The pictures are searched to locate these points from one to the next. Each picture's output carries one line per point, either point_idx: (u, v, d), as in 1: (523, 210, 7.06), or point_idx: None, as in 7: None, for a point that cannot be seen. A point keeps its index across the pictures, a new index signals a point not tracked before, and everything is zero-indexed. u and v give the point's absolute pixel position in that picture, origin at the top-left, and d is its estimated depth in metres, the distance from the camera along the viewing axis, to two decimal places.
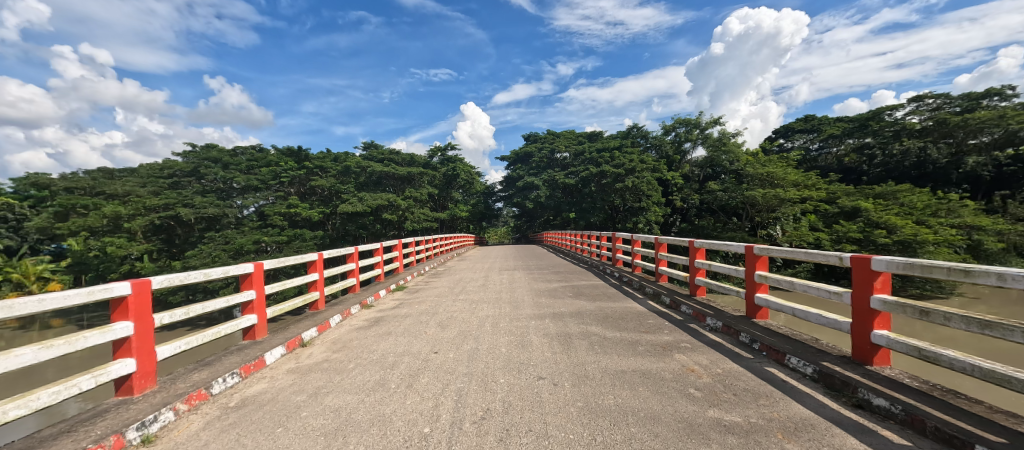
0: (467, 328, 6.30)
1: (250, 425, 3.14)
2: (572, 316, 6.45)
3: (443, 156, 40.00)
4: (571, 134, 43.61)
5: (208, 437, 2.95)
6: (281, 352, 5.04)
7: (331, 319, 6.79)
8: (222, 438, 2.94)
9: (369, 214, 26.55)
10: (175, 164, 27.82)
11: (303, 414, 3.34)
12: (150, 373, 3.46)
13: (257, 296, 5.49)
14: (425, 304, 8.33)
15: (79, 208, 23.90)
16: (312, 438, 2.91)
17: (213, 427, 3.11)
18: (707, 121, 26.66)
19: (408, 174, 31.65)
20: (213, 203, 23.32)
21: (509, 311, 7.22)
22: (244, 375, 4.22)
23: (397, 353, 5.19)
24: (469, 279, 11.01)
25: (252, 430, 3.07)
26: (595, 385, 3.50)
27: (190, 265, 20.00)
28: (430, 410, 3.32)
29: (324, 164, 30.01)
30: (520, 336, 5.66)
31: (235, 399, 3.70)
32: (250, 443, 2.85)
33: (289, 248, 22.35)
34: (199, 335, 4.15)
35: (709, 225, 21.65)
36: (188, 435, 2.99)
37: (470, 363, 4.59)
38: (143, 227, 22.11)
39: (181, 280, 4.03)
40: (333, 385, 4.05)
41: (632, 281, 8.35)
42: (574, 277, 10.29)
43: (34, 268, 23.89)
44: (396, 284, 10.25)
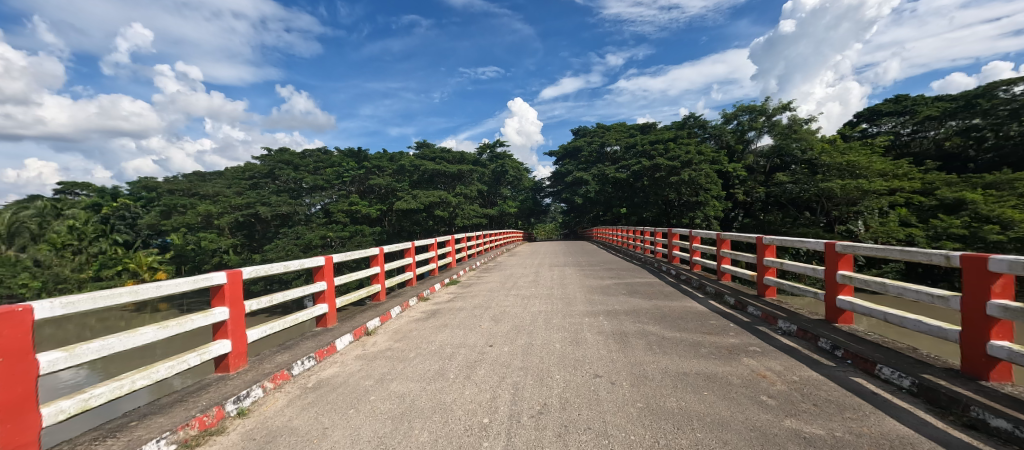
0: (520, 323, 6.37)
1: (326, 405, 3.39)
2: (627, 315, 6.28)
3: (492, 153, 40.44)
4: (622, 126, 42.20)
5: (291, 413, 3.23)
6: (349, 339, 5.37)
7: (392, 310, 7.14)
8: (304, 415, 3.20)
9: (422, 210, 27.40)
10: (254, 167, 30.53)
11: (372, 398, 3.55)
12: (242, 353, 3.83)
13: (328, 287, 5.88)
14: (478, 298, 8.52)
15: (180, 208, 27.07)
16: (380, 421, 3.08)
17: (295, 405, 3.39)
18: (775, 106, 24.70)
19: (458, 171, 32.52)
20: (286, 202, 25.35)
21: (561, 307, 7.20)
22: (318, 358, 4.56)
23: (454, 344, 5.36)
24: (519, 274, 11.05)
25: (325, 410, 3.29)
26: (656, 386, 3.41)
27: (268, 258, 22.11)
28: (488, 401, 3.39)
29: (381, 164, 31.09)
30: (574, 333, 5.60)
31: (312, 380, 4.01)
32: (327, 422, 3.08)
33: (351, 242, 23.84)
34: (281, 322, 4.52)
35: (777, 220, 20.23)
36: (274, 411, 3.28)
37: (525, 358, 4.63)
38: (230, 224, 24.55)
39: (266, 270, 4.43)
40: (397, 372, 4.27)
41: (691, 278, 8.02)
42: (628, 274, 10.03)
43: (146, 260, 27.30)
44: (450, 278, 10.57)
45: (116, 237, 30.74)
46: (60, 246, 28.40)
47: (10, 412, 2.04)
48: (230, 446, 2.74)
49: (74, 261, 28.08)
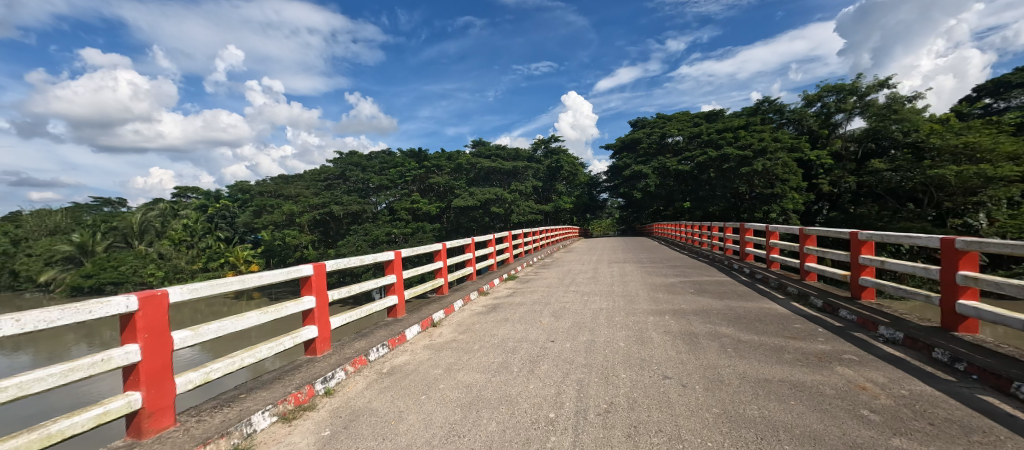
0: (581, 319, 6.31)
1: (400, 390, 3.62)
2: (696, 315, 5.98)
3: (546, 148, 39.83)
4: (686, 115, 39.99)
5: (370, 395, 3.50)
6: (417, 330, 5.66)
7: (455, 303, 7.39)
8: (382, 397, 3.46)
9: (479, 207, 27.91)
10: (328, 169, 32.92)
11: (441, 386, 3.71)
12: (327, 338, 4.23)
13: (398, 279, 6.21)
14: (538, 294, 8.55)
15: (268, 208, 29.97)
16: (450, 408, 3.22)
17: (373, 388, 3.66)
18: (869, 85, 22.08)
19: (514, 168, 32.70)
20: (356, 201, 27.22)
21: (623, 305, 7.03)
22: (391, 346, 4.84)
23: (516, 338, 5.42)
24: (577, 270, 10.91)
25: (400, 395, 3.51)
26: (734, 392, 3.21)
27: (341, 253, 23.86)
28: (553, 396, 3.41)
29: (439, 163, 32.09)
30: (638, 332, 5.45)
31: (387, 365, 4.30)
32: (403, 406, 3.29)
33: (414, 239, 24.99)
34: (358, 311, 4.86)
35: (871, 213, 18.18)
36: (356, 392, 3.59)
37: (589, 355, 4.58)
38: (309, 221, 26.74)
39: (344, 264, 4.80)
40: (463, 363, 4.43)
41: (769, 278, 7.43)
42: (695, 272, 9.52)
43: (242, 253, 30.50)
44: (508, 273, 10.71)
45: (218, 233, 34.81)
46: (178, 241, 32.72)
47: (152, 379, 2.51)
48: (320, 422, 3.03)
49: (188, 253, 32.15)
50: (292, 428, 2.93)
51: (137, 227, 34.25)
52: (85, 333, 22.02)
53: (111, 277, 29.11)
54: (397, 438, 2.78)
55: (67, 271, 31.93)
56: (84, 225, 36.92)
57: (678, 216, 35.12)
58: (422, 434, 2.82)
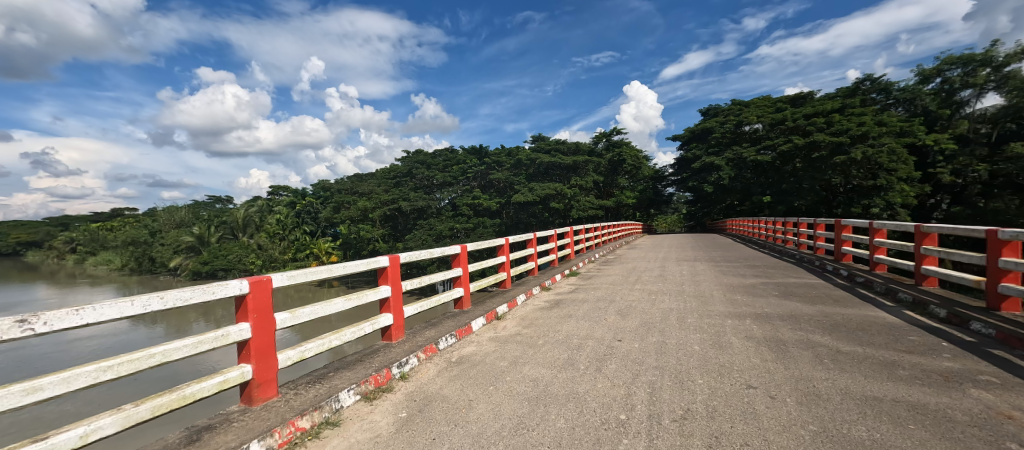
0: (650, 319, 6.06)
1: (469, 379, 3.93)
2: (783, 320, 5.48)
3: (608, 141, 38.40)
4: (766, 100, 36.71)
5: (441, 383, 3.86)
6: (482, 322, 5.85)
7: (518, 298, 7.46)
8: (452, 385, 3.80)
9: (538, 203, 27.78)
10: (397, 168, 34.78)
11: (508, 379, 3.92)
12: (400, 327, 4.72)
13: (464, 273, 6.39)
14: (601, 291, 8.37)
15: (345, 204, 32.33)
16: (518, 401, 3.38)
17: (444, 376, 4.04)
18: (1008, 53, 18.76)
19: (574, 162, 30.95)
20: (422, 197, 28.69)
21: (696, 306, 6.63)
22: (458, 336, 5.18)
23: (582, 335, 5.33)
24: (642, 268, 10.46)
25: (469, 384, 3.80)
26: (834, 409, 2.90)
27: (409, 246, 25.27)
28: (623, 398, 3.35)
29: (500, 159, 32.39)
30: (714, 335, 5.12)
31: (455, 355, 4.66)
32: (472, 394, 3.57)
33: (475, 234, 25.61)
34: (428, 301, 5.14)
35: (1005, 208, 15.68)
36: (427, 379, 3.98)
37: (660, 357, 4.39)
38: (381, 216, 28.47)
39: (416, 255, 5.12)
40: (528, 357, 4.55)
41: (873, 282, 6.61)
42: (779, 273, 8.74)
43: (323, 245, 33.16)
44: (570, 269, 10.56)
45: (303, 227, 38.20)
46: (272, 234, 36.44)
47: (259, 354, 2.93)
48: (397, 405, 3.39)
49: (281, 245, 35.69)
50: (373, 406, 3.36)
51: (241, 221, 38.66)
52: (203, 311, 25.51)
53: (222, 265, 33.31)
54: (468, 426, 2.98)
55: (189, 259, 37.05)
56: (201, 220, 42.50)
57: (755, 211, 32.56)
58: (492, 424, 2.98)
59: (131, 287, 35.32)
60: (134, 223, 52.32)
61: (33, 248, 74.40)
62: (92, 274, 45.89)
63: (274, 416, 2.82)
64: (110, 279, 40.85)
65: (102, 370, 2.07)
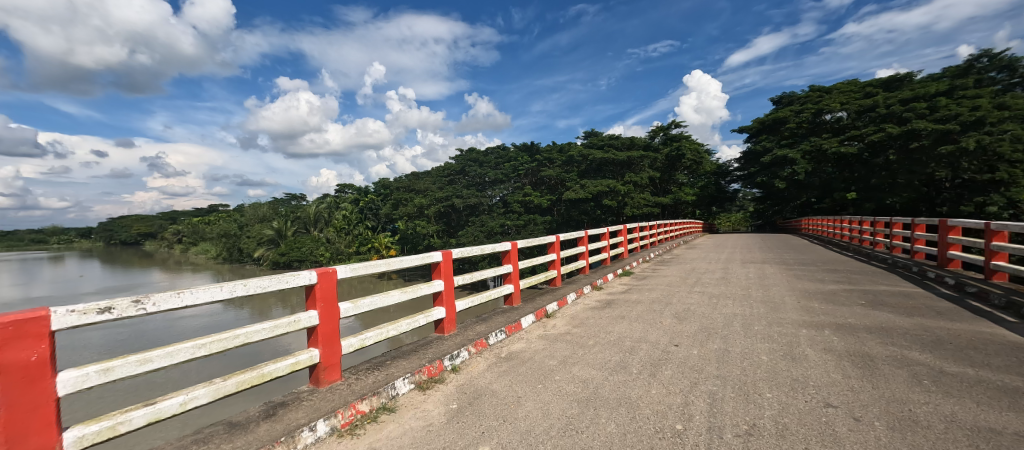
0: (710, 325, 5.61)
1: (519, 376, 3.85)
2: (870, 333, 4.85)
3: (665, 135, 36.63)
4: (852, 84, 33.25)
5: (491, 377, 3.84)
6: (532, 319, 5.72)
7: (568, 296, 7.23)
8: (501, 380, 3.76)
9: (590, 200, 27.09)
10: (450, 166, 35.59)
11: (557, 378, 3.78)
12: (451, 320, 4.73)
13: (514, 270, 6.26)
14: (656, 292, 7.92)
15: (402, 201, 33.61)
16: (567, 402, 3.26)
17: (493, 371, 4.00)
18: None
19: (628, 158, 30.02)
20: (474, 194, 29.15)
21: (766, 312, 6.06)
22: (508, 332, 5.08)
23: (635, 338, 5.03)
24: (703, 269, 9.81)
25: (518, 381, 3.73)
26: (938, 439, 2.44)
27: (462, 242, 25.84)
28: (680, 406, 3.09)
29: (551, 156, 31.84)
30: (787, 346, 4.63)
31: (505, 351, 4.58)
32: (521, 392, 3.51)
33: (525, 230, 25.52)
34: (479, 296, 5.08)
35: None
36: (477, 373, 3.97)
37: (722, 366, 4.00)
38: (435, 213, 29.34)
39: (467, 251, 5.06)
40: (578, 357, 4.35)
41: (988, 293, 5.66)
42: (864, 279, 7.79)
43: (383, 240, 34.72)
44: (623, 269, 10.14)
45: (366, 222, 40.24)
46: (339, 229, 38.82)
47: (325, 340, 3.24)
48: (448, 396, 3.47)
49: (346, 238, 37.91)
50: (426, 396, 3.47)
51: (312, 216, 41.60)
52: (281, 297, 27.80)
53: (296, 257, 36.11)
54: (516, 423, 2.96)
55: (269, 250, 40.62)
56: (279, 215, 46.27)
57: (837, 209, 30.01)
58: (541, 423, 2.93)
59: (223, 274, 39.38)
60: (226, 218, 58.27)
61: (148, 238, 85.36)
62: (193, 261, 51.82)
63: (338, 399, 3.09)
64: (206, 266, 45.85)
65: (198, 347, 2.40)
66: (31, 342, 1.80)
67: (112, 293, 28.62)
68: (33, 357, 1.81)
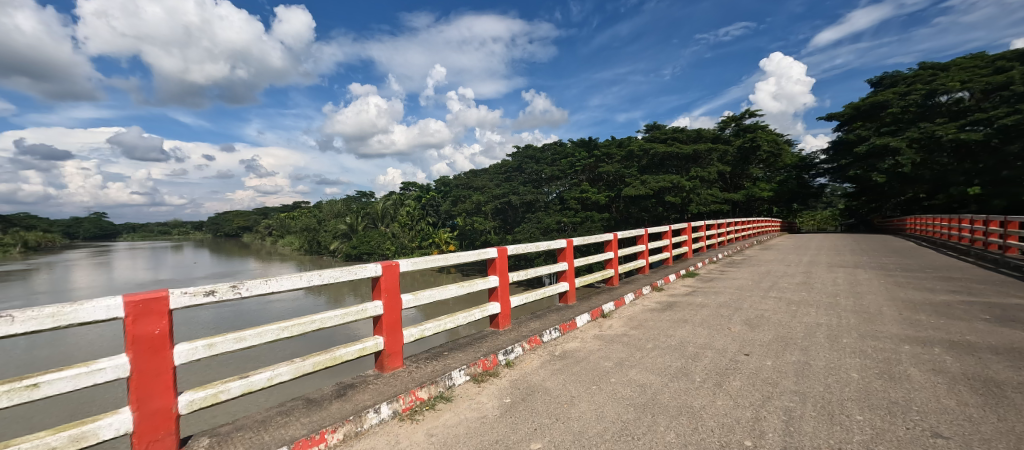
0: (789, 335, 4.99)
1: (573, 375, 3.63)
2: (998, 354, 4.03)
3: (737, 127, 34.04)
4: (976, 59, 28.76)
5: (544, 374, 3.66)
6: (587, 318, 5.44)
7: (626, 296, 6.84)
8: (555, 379, 3.56)
9: (651, 197, 25.62)
10: (507, 163, 35.72)
11: (613, 380, 3.50)
12: (507, 316, 4.61)
13: (569, 267, 6.01)
14: (725, 296, 7.27)
15: (461, 198, 34.34)
16: (622, 406, 3.02)
17: (547, 368, 3.81)
18: None
19: (694, 152, 28.35)
20: (530, 191, 28.97)
21: (859, 324, 5.29)
22: (562, 330, 4.86)
23: (699, 344, 4.59)
24: (780, 272, 8.87)
25: (573, 380, 3.52)
26: None
27: (518, 239, 25.95)
28: (749, 421, 2.73)
29: (610, 151, 29.94)
30: (886, 363, 3.97)
31: (559, 349, 4.35)
32: (575, 391, 3.29)
33: (582, 228, 24.93)
34: (535, 293, 4.89)
35: None
36: (531, 369, 3.80)
37: (801, 380, 3.50)
38: (492, 210, 29.68)
39: (523, 247, 4.91)
40: (636, 360, 4.03)
41: None
42: (991, 290, 6.58)
43: (442, 236, 35.64)
44: (687, 270, 9.48)
45: (428, 218, 41.62)
46: (404, 224, 40.46)
47: (388, 328, 3.39)
48: (503, 389, 3.37)
49: (409, 233, 39.51)
50: (481, 389, 3.39)
51: (379, 212, 43.83)
52: (353, 285, 29.60)
53: (365, 249, 38.32)
54: (570, 423, 2.78)
55: (342, 243, 43.56)
56: (351, 211, 49.27)
57: (956, 206, 26.42)
58: (595, 425, 2.73)
59: (303, 264, 42.86)
60: (306, 214, 63.24)
61: (243, 230, 94.95)
62: (279, 252, 56.92)
63: (400, 385, 3.16)
64: (290, 257, 50.20)
65: (280, 330, 2.82)
66: (154, 319, 2.22)
67: (214, 277, 32.20)
68: (157, 332, 2.23)
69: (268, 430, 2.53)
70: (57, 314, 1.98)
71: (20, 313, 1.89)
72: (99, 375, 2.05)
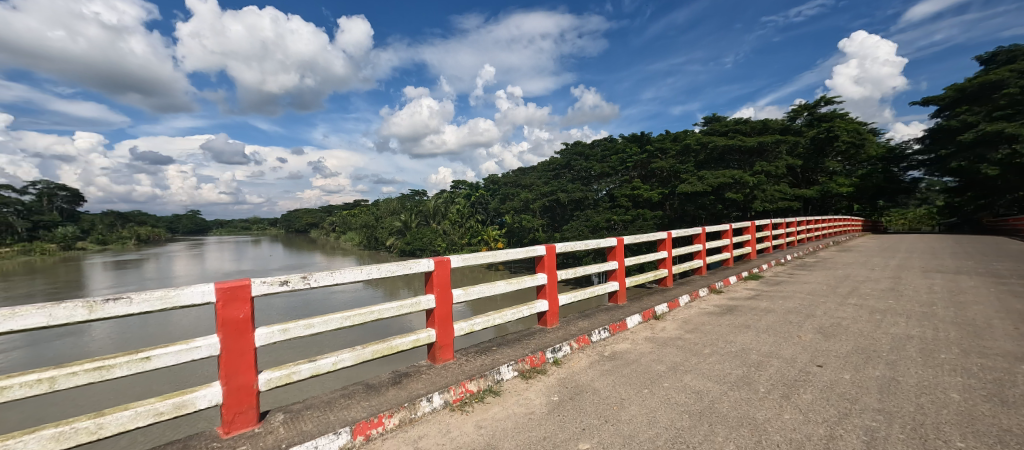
0: (872, 347, 4.41)
1: (623, 377, 3.40)
2: None
3: (809, 116, 31.31)
4: None
5: (592, 375, 3.46)
6: (638, 319, 5.15)
7: (680, 298, 6.43)
8: (604, 379, 3.35)
9: (709, 193, 24.17)
10: (556, 160, 35.26)
11: (666, 385, 3.24)
12: (554, 313, 4.44)
13: (620, 266, 5.73)
14: (794, 301, 6.62)
15: (511, 196, 34.48)
16: (676, 412, 2.78)
17: (595, 368, 3.60)
18: None
19: (759, 144, 26.36)
20: (579, 188, 28.35)
21: (963, 339, 4.56)
22: (612, 331, 4.61)
23: (764, 352, 4.17)
24: (860, 277, 7.96)
25: (623, 382, 3.30)
26: None
27: (566, 237, 25.69)
28: (822, 440, 2.41)
29: (664, 146, 28.58)
30: (998, 384, 3.36)
31: (608, 350, 4.12)
32: (625, 394, 3.06)
33: (633, 226, 24.16)
34: (583, 292, 4.67)
35: None
36: (579, 368, 3.61)
37: (887, 398, 3.04)
38: (540, 208, 29.56)
39: (572, 245, 4.72)
40: (692, 365, 3.71)
41: None
42: None
43: (491, 233, 35.96)
44: (750, 272, 8.78)
45: (478, 215, 42.06)
46: (454, 221, 41.08)
47: (440, 321, 3.37)
48: (551, 387, 3.22)
49: (460, 230, 40.30)
50: (529, 385, 3.25)
51: (431, 210, 45.03)
52: (407, 280, 30.70)
53: (418, 246, 39.62)
54: (620, 426, 2.61)
55: (397, 239, 45.35)
56: (405, 208, 51.07)
57: None
58: (647, 431, 2.54)
59: (362, 258, 45.18)
60: (365, 211, 66.46)
61: (310, 226, 101.69)
62: (340, 247, 60.38)
63: (451, 376, 3.12)
64: (350, 251, 53.09)
65: (343, 318, 2.99)
66: (239, 304, 2.48)
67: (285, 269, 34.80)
68: (241, 316, 2.49)
69: (333, 410, 2.64)
70: (166, 297, 2.32)
71: (137, 295, 2.24)
72: (196, 352, 2.35)
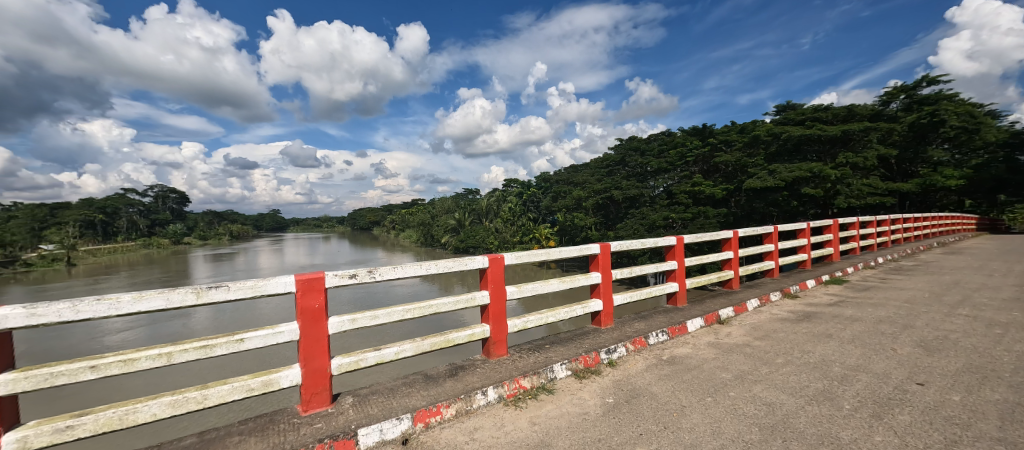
0: (992, 366, 3.70)
1: (683, 383, 3.08)
2: None
3: (906, 100, 27.80)
4: None
5: (649, 378, 3.17)
6: (700, 323, 4.75)
7: (749, 302, 5.87)
8: (663, 384, 3.06)
9: (782, 189, 22.22)
10: (610, 157, 34.19)
11: (732, 394, 2.89)
12: (609, 314, 4.18)
13: (679, 266, 5.32)
14: (887, 309, 5.81)
15: (563, 193, 33.99)
16: (744, 424, 2.45)
17: (652, 372, 3.30)
18: None
19: (844, 133, 23.66)
20: (635, 185, 27.22)
21: None
22: (670, 334, 4.26)
23: (850, 365, 3.63)
24: (971, 285, 6.85)
25: (684, 388, 2.99)
26: None
27: (621, 235, 24.93)
28: None
29: (729, 138, 26.88)
30: None
31: (667, 354, 3.80)
32: (686, 401, 2.76)
33: (693, 225, 22.89)
34: (640, 293, 4.36)
35: None
36: (635, 371, 3.34)
37: (1012, 425, 2.47)
38: (593, 205, 28.88)
39: (629, 243, 4.39)
40: (763, 375, 3.29)
41: None
42: None
43: (544, 231, 35.66)
44: (831, 275, 7.88)
45: (531, 215, 41.40)
46: (507, 219, 40.45)
47: (494, 317, 3.26)
48: (606, 388, 2.99)
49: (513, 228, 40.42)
50: (583, 385, 3.04)
51: (484, 208, 45.54)
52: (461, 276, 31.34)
53: (472, 244, 40.26)
54: (680, 434, 2.33)
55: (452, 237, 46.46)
56: (459, 207, 52.08)
57: None
58: (712, 443, 2.24)
59: (419, 255, 46.80)
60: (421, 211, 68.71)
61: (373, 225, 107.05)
62: (399, 244, 62.95)
63: (505, 371, 2.99)
64: (408, 249, 55.22)
65: (405, 311, 2.95)
66: (315, 294, 2.50)
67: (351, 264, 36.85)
68: (317, 305, 2.52)
69: (397, 397, 2.60)
70: (256, 286, 2.41)
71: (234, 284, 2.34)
72: (281, 336, 2.41)
